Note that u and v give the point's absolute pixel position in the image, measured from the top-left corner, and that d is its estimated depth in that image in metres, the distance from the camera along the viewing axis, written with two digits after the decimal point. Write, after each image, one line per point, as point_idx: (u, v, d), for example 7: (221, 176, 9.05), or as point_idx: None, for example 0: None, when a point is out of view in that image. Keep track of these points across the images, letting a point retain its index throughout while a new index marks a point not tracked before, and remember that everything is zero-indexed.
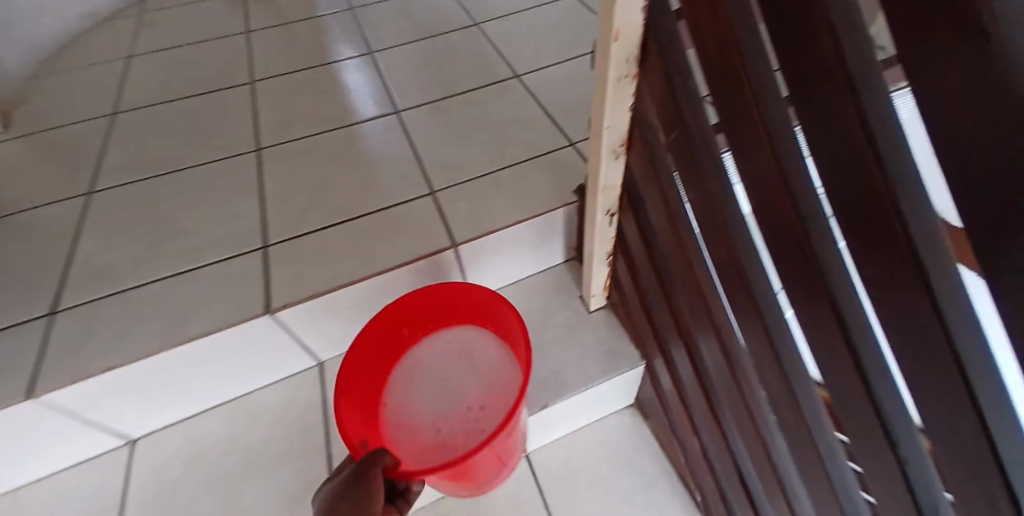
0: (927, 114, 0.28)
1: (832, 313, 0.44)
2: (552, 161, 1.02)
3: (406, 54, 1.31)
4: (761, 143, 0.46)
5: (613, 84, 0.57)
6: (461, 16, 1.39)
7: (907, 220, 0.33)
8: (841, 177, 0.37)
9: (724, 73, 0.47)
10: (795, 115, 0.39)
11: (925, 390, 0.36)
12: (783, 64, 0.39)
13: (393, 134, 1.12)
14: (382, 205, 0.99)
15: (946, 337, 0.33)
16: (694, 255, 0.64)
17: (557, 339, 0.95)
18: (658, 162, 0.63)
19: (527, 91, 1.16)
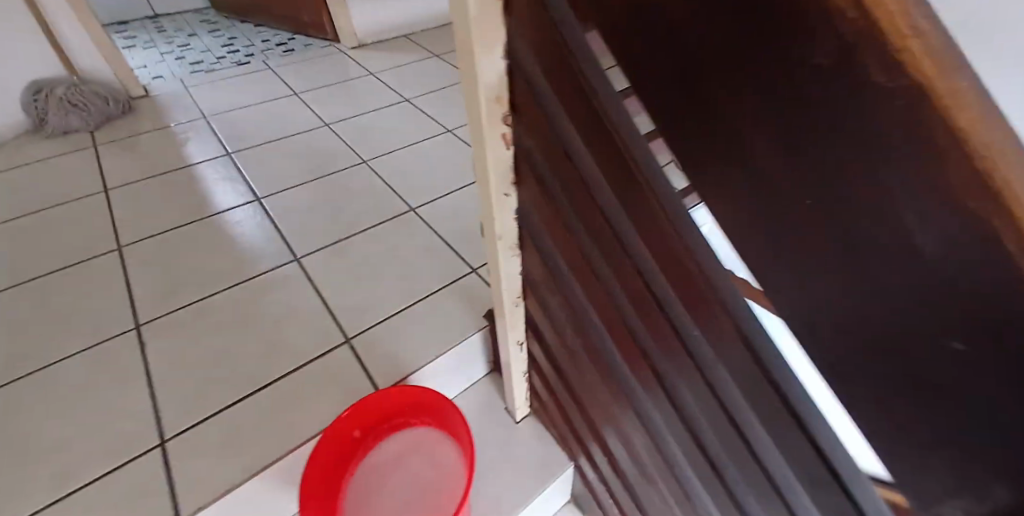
0: (680, 288, 0.45)
1: (673, 411, 0.58)
2: (459, 290, 1.09)
3: (296, 197, 1.33)
4: (598, 292, 0.60)
5: (504, 259, 0.70)
6: (346, 153, 1.45)
7: (688, 346, 0.49)
8: (648, 316, 0.52)
9: (566, 246, 0.61)
10: (613, 274, 0.55)
11: (737, 454, 0.51)
12: (596, 243, 0.55)
13: (296, 286, 1.12)
14: (295, 365, 0.98)
15: (729, 417, 0.49)
16: (581, 368, 0.74)
17: (491, 463, 0.98)
18: (546, 305, 0.74)
19: (424, 223, 1.23)
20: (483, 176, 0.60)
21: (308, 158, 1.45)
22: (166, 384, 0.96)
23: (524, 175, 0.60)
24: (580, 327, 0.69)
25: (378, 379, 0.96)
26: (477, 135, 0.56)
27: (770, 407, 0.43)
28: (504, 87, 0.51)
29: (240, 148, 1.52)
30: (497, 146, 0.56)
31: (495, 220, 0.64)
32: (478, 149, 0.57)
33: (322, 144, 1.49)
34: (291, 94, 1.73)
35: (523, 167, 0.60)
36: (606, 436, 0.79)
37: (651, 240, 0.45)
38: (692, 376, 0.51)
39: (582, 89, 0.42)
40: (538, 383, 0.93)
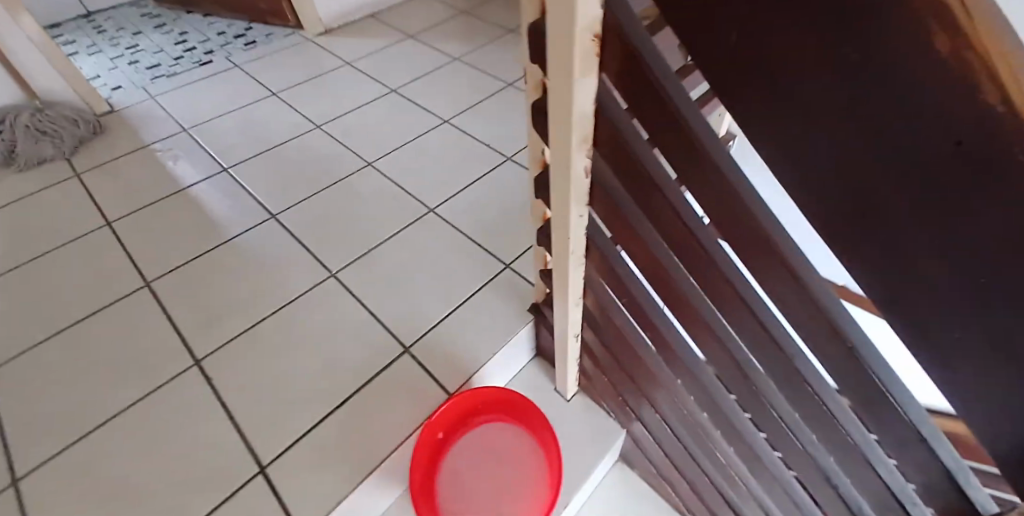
0: (755, 265, 0.61)
1: (729, 353, 0.77)
2: (497, 287, 1.19)
3: (311, 209, 1.35)
4: (661, 279, 0.76)
5: (574, 268, 0.83)
6: (349, 156, 1.46)
7: (748, 302, 0.67)
8: (712, 288, 0.70)
9: (631, 249, 0.76)
10: (679, 262, 0.71)
11: (788, 369, 0.71)
12: (666, 241, 0.71)
13: (341, 300, 1.19)
14: (365, 377, 1.08)
15: (780, 345, 0.69)
16: (636, 338, 0.92)
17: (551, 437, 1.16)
18: (603, 299, 0.90)
19: (446, 222, 1.29)
20: (565, 198, 0.71)
21: (312, 165, 1.45)
22: (248, 413, 1.04)
23: (596, 195, 0.73)
24: (644, 313, 0.86)
25: (446, 381, 1.08)
26: (563, 167, 0.67)
27: (838, 354, 0.63)
28: (591, 128, 0.62)
29: (236, 161, 1.49)
30: (580, 174, 0.68)
31: (572, 231, 0.76)
32: (562, 177, 0.68)
33: (321, 148, 1.49)
34: (269, 95, 1.68)
35: (598, 193, 0.72)
36: (656, 385, 0.98)
37: (731, 237, 0.61)
38: (747, 324, 0.70)
39: (683, 135, 0.56)
40: (586, 363, 1.09)
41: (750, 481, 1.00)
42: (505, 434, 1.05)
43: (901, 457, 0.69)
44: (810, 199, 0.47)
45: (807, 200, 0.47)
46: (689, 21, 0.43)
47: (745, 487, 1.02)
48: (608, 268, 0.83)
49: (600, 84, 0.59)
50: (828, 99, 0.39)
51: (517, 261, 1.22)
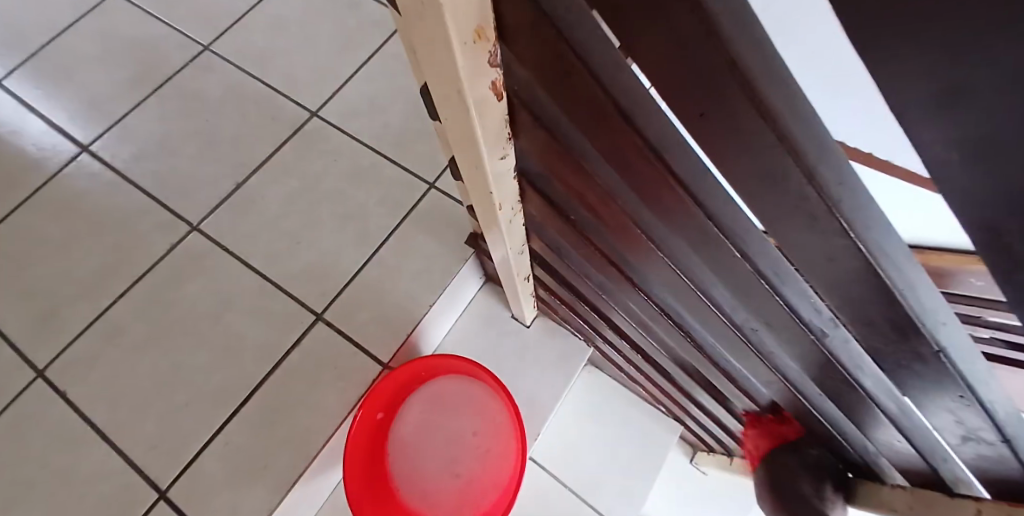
0: (784, 227, 0.30)
1: (694, 288, 0.47)
2: (423, 217, 0.92)
3: (143, 130, 0.96)
4: (589, 181, 0.44)
5: (505, 210, 0.56)
6: (178, 40, 1.02)
7: (734, 237, 0.35)
8: (665, 207, 0.38)
9: (545, 149, 0.43)
10: (611, 163, 0.38)
11: (784, 330, 0.42)
12: (588, 138, 0.37)
13: (213, 262, 0.88)
14: (270, 362, 0.84)
15: (784, 303, 0.38)
16: (574, 247, 0.62)
17: (519, 372, 1.01)
18: (531, 203, 0.58)
19: (339, 131, 0.96)
20: (464, 134, 0.39)
21: (125, 58, 1.01)
22: (126, 432, 0.80)
23: (521, 117, 0.40)
24: (577, 222, 0.54)
25: (376, 349, 0.86)
26: (447, 89, 0.33)
27: (925, 368, 0.35)
28: (489, 9, 0.28)
29: (9, 70, 1.00)
30: (485, 96, 0.35)
31: (491, 179, 0.46)
32: (449, 103, 0.35)
33: (133, 31, 1.03)
34: None
35: (523, 119, 0.41)
36: (613, 305, 0.71)
37: (748, 192, 0.29)
38: (725, 263, 0.39)
39: (689, 55, 0.23)
40: (543, 276, 0.83)
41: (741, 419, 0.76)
42: (464, 403, 0.89)
43: (950, 442, 0.45)
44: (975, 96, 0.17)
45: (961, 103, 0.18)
46: None
47: (725, 415, 0.80)
48: (548, 198, 0.54)
49: None
50: None
51: (443, 176, 0.94)
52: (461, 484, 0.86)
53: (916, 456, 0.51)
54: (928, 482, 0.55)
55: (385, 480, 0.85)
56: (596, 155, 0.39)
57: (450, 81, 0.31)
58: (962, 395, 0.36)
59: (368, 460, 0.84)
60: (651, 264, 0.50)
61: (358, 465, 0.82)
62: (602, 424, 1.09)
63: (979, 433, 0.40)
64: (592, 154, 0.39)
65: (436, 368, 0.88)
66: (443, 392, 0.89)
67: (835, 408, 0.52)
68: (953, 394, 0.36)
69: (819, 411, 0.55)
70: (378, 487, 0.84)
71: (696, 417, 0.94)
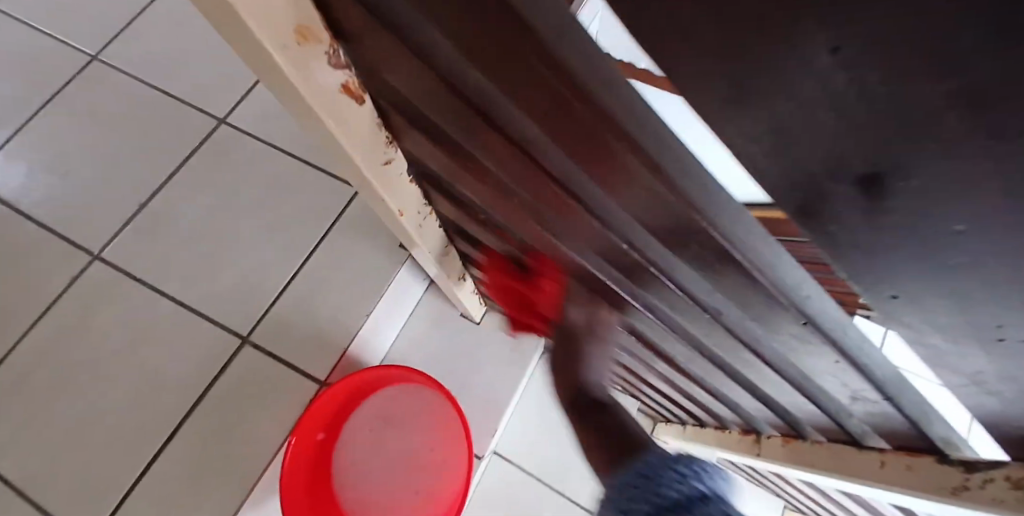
0: (644, 216, 0.30)
1: (597, 274, 0.47)
2: (348, 225, 0.89)
3: (35, 154, 0.89)
4: (477, 176, 0.43)
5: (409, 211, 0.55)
6: (66, 54, 0.95)
7: (612, 226, 0.35)
8: (547, 198, 0.37)
9: (429, 148, 0.42)
10: (488, 158, 0.37)
11: (681, 309, 0.43)
12: (460, 134, 0.36)
13: (125, 291, 0.83)
14: (196, 391, 0.80)
15: (673, 284, 0.38)
16: (488, 239, 0.61)
17: (467, 369, 1.00)
18: (438, 200, 0.57)
19: (253, 140, 0.92)
20: (327, 139, 0.38)
21: (5, 76, 0.93)
22: (43, 481, 0.75)
23: (392, 118, 0.39)
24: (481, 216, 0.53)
25: (310, 366, 0.83)
26: (291, 95, 0.32)
27: (807, 339, 0.37)
28: (310, 12, 0.27)
29: None
30: (335, 99, 0.34)
31: (376, 181, 0.45)
32: (305, 114, 0.34)
33: (12, 47, 0.95)
34: None
35: (398, 122, 0.40)
36: (539, 293, 0.71)
37: (605, 185, 0.29)
38: (614, 249, 0.39)
39: (501, 56, 0.23)
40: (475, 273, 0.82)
41: (679, 391, 0.78)
42: (409, 411, 0.87)
43: (849, 402, 0.47)
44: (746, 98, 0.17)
45: (737, 110, 0.17)
46: None
47: (664, 389, 0.82)
48: (451, 196, 0.53)
49: None
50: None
51: None
52: (413, 493, 0.85)
53: (825, 416, 0.53)
54: (842, 438, 0.57)
55: (334, 500, 0.83)
56: (474, 152, 0.38)
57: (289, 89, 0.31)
58: (844, 360, 0.38)
59: (313, 482, 0.82)
60: (556, 254, 0.50)
61: (302, 488, 0.80)
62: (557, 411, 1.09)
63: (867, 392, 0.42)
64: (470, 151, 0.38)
65: (377, 380, 0.86)
66: (389, 403, 0.87)
67: (749, 377, 0.54)
68: (837, 359, 0.38)
69: (736, 381, 0.56)
70: (327, 506, 0.82)
71: (643, 394, 0.96)
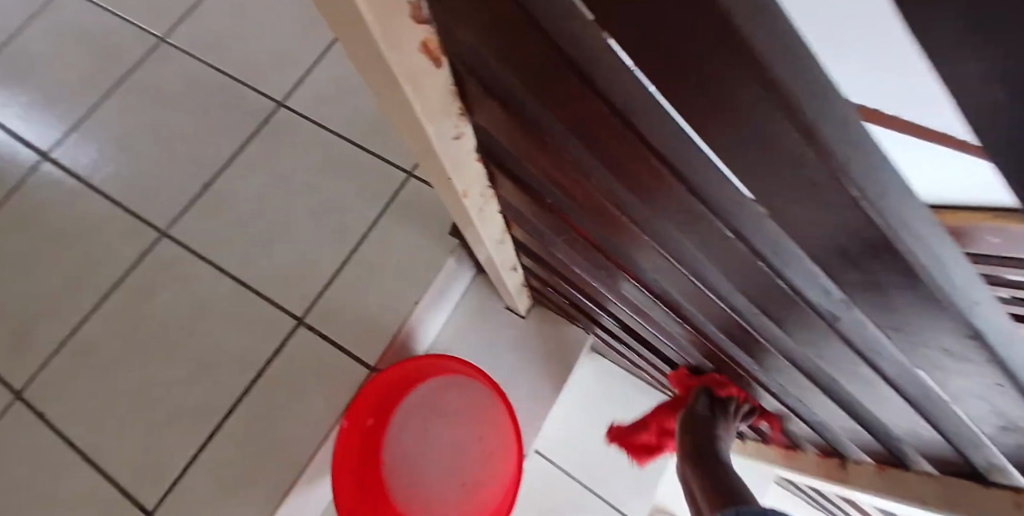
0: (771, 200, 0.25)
1: (683, 269, 0.42)
2: (402, 210, 0.87)
3: (105, 134, 0.91)
4: (556, 157, 0.38)
5: (472, 193, 0.51)
6: (137, 36, 0.97)
7: (722, 214, 0.30)
8: (640, 179, 0.33)
9: (505, 123, 0.38)
10: (577, 134, 0.33)
11: (785, 313, 0.37)
12: (548, 105, 0.31)
13: (185, 270, 0.84)
14: (250, 371, 0.80)
15: (787, 285, 0.33)
16: (553, 229, 0.56)
17: (516, 364, 0.95)
18: (501, 184, 0.53)
19: (309, 122, 0.92)
20: (397, 106, 0.34)
21: (83, 58, 0.96)
22: (105, 452, 0.77)
23: (468, 85, 0.36)
24: (550, 202, 0.49)
25: (361, 351, 0.81)
26: (364, 52, 0.29)
27: (960, 355, 0.31)
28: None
29: None
30: (413, 59, 0.30)
31: (445, 156, 0.42)
32: (376, 75, 0.31)
33: (88, 30, 0.98)
34: None
35: (474, 90, 0.36)
36: (603, 289, 0.66)
37: (730, 157, 0.24)
38: (717, 243, 0.34)
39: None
40: (530, 264, 0.78)
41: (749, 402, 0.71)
42: (459, 404, 0.85)
43: (981, 430, 0.41)
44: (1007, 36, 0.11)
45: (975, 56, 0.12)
46: None
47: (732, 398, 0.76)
48: (522, 182, 0.49)
49: None
50: None
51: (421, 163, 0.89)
52: (459, 486, 0.82)
53: (944, 444, 0.46)
54: (956, 467, 0.50)
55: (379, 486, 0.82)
56: (560, 127, 0.33)
57: (363, 43, 0.27)
58: (1001, 380, 0.32)
59: (360, 468, 0.81)
60: (636, 246, 0.45)
61: (349, 474, 0.79)
62: (608, 410, 1.04)
63: (1017, 421, 0.36)
64: (556, 126, 0.33)
65: (424, 369, 0.84)
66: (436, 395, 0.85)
67: (850, 394, 0.48)
68: (994, 380, 0.32)
69: (833, 397, 0.50)
70: (372, 493, 0.81)
71: (702, 402, 0.90)
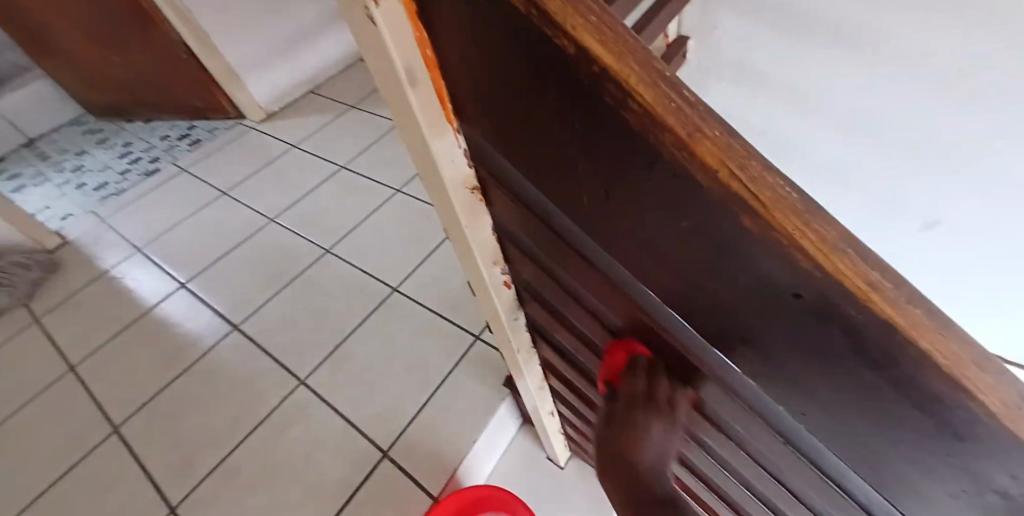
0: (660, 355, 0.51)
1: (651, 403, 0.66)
2: (470, 367, 1.16)
3: (272, 311, 1.32)
4: (570, 329, 0.68)
5: (524, 355, 0.82)
6: (306, 245, 1.44)
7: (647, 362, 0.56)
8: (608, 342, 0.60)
9: (543, 308, 0.69)
10: (576, 317, 0.62)
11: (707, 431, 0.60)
12: (561, 302, 0.61)
13: (310, 410, 1.14)
14: (345, 492, 1.03)
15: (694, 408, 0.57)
16: (576, 378, 0.83)
17: (557, 507, 1.11)
18: (542, 345, 0.82)
19: (411, 301, 1.28)
20: (488, 304, 0.68)
21: (268, 261, 1.43)
22: None
23: (523, 294, 0.69)
24: (571, 359, 0.77)
25: (429, 481, 1.03)
26: (477, 280, 0.63)
27: (801, 466, 0.49)
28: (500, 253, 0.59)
29: (190, 276, 1.44)
30: (499, 282, 0.64)
31: (510, 331, 0.74)
32: (481, 289, 0.65)
33: (275, 242, 1.46)
34: (218, 195, 1.64)
35: (527, 297, 0.69)
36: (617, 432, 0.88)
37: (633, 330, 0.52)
38: None
39: (578, 265, 0.49)
40: (565, 414, 1.02)
41: None
42: None
43: None
44: (669, 295, 0.41)
45: (666, 300, 0.42)
46: (563, 181, 0.38)
47: None
48: (555, 345, 0.78)
49: (490, 212, 0.53)
50: (719, 277, 0.35)
51: (486, 330, 1.21)
52: None
53: None
54: None
55: None
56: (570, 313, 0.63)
57: (478, 277, 0.62)
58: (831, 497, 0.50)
59: None
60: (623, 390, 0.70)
61: None
62: None
63: None
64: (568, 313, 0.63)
65: (484, 500, 1.01)
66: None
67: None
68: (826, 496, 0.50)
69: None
70: None
71: None
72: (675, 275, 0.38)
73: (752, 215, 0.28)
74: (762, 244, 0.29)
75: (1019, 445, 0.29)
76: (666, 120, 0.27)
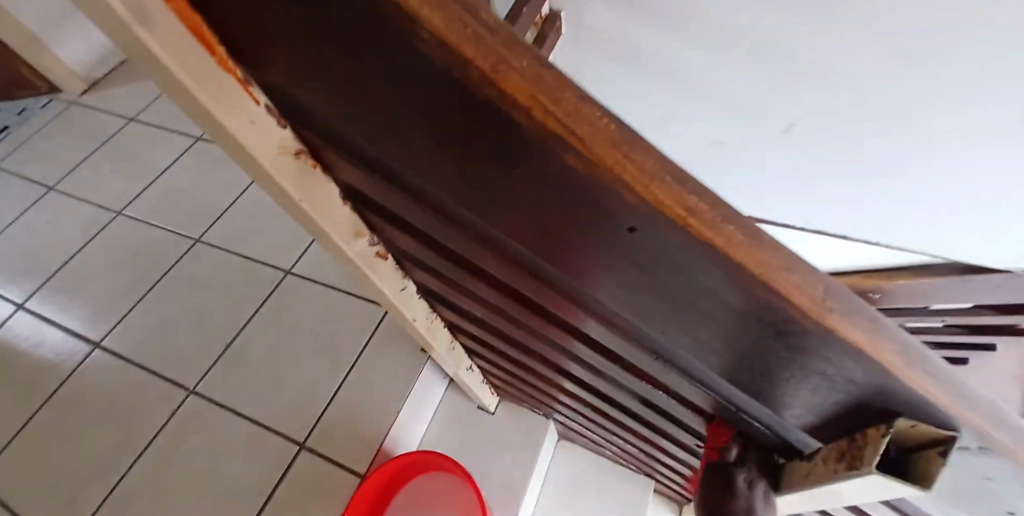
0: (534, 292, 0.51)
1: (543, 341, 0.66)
2: (382, 339, 1.13)
3: (145, 317, 1.18)
4: (452, 283, 0.65)
5: (422, 320, 0.82)
6: (173, 238, 1.29)
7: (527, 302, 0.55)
8: (488, 288, 0.59)
9: (422, 268, 0.66)
10: (451, 270, 0.60)
11: (595, 361, 0.61)
12: (433, 256, 0.59)
13: (209, 416, 1.06)
14: (265, 493, 0.98)
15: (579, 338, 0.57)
16: (473, 330, 0.82)
17: (490, 454, 1.15)
18: (435, 304, 0.80)
19: (307, 282, 1.20)
20: (367, 280, 0.67)
21: (128, 261, 1.26)
22: None
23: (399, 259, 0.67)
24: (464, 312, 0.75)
25: (354, 461, 1.00)
26: (345, 258, 0.61)
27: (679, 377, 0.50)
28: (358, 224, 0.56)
29: (28, 294, 1.23)
30: (369, 254, 0.62)
31: (398, 301, 0.74)
32: (354, 265, 0.63)
33: (134, 239, 1.29)
34: (45, 191, 1.40)
35: (405, 261, 0.67)
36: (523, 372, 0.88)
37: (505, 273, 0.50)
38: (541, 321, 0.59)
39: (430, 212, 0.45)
40: (481, 364, 1.02)
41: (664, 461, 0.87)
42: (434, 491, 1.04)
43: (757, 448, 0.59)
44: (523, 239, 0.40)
45: (524, 244, 0.41)
46: (385, 134, 0.35)
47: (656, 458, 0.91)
48: (447, 302, 0.76)
49: (333, 179, 0.49)
50: (556, 217, 0.34)
51: None
52: None
53: None
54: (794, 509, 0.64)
55: None
56: (444, 267, 0.60)
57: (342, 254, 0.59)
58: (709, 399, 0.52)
59: None
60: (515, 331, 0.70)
61: None
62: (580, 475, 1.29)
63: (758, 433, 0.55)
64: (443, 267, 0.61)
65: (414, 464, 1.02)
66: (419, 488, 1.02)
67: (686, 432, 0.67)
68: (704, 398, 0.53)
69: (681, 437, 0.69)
70: None
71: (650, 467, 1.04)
72: (521, 218, 0.37)
73: (574, 154, 0.27)
74: (585, 178, 0.28)
75: (839, 344, 0.32)
76: (467, 54, 0.24)
